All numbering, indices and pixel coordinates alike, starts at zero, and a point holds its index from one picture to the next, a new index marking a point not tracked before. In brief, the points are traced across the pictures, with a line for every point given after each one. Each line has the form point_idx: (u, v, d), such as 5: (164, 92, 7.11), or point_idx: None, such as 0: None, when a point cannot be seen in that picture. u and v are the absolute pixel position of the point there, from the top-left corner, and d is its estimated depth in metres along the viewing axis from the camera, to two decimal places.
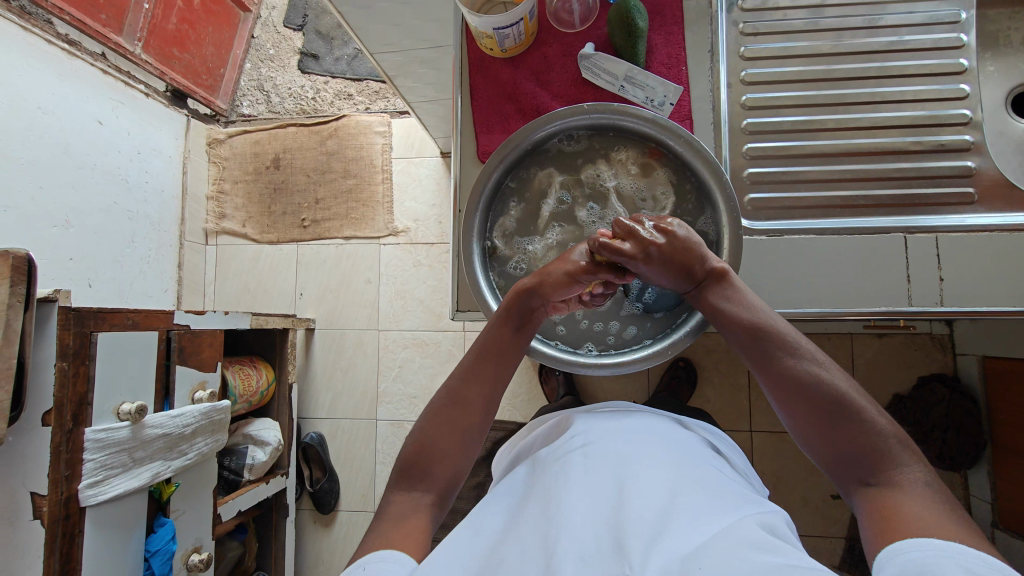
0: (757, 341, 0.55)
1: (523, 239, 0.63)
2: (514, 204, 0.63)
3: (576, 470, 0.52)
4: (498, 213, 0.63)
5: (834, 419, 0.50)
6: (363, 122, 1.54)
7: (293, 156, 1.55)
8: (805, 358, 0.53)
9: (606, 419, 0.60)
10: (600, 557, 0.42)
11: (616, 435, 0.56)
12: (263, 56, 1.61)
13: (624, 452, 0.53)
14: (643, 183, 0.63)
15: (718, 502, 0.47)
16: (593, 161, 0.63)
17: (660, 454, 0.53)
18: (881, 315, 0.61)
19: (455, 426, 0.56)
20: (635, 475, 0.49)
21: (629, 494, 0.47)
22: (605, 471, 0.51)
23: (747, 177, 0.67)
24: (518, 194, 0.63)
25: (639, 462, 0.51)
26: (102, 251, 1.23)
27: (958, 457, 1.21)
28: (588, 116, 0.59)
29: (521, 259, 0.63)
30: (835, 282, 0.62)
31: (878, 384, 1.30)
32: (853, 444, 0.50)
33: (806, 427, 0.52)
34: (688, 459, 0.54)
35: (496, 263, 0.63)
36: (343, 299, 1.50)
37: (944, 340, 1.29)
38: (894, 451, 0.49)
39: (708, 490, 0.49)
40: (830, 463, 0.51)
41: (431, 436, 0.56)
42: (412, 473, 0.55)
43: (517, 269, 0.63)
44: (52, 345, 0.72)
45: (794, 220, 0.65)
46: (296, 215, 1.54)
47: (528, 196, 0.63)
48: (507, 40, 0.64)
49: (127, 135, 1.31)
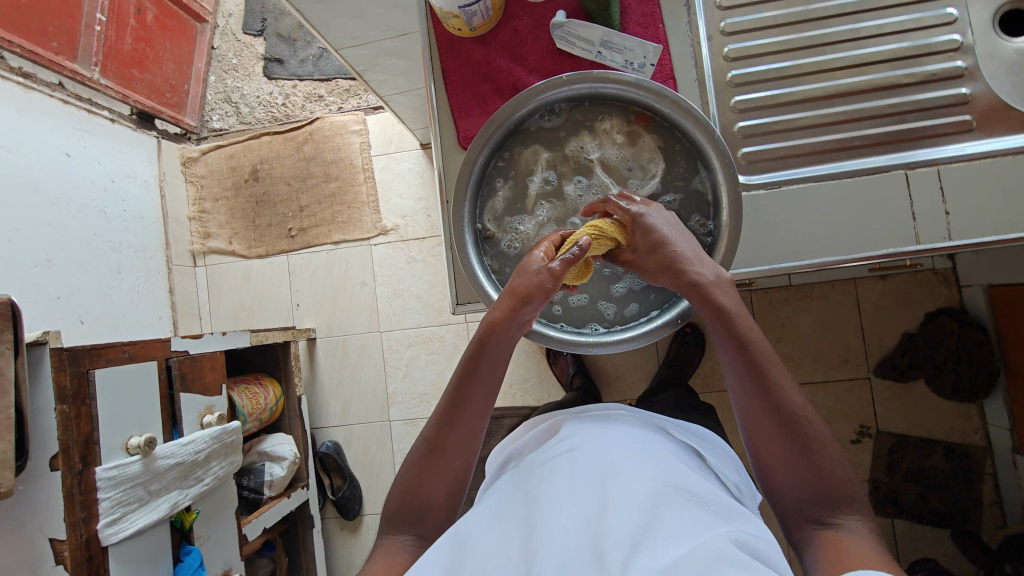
0: (749, 361, 0.51)
1: (513, 220, 0.61)
2: (500, 184, 0.61)
3: (551, 481, 0.52)
4: (486, 195, 0.61)
5: (802, 452, 0.49)
6: (338, 122, 1.50)
7: (271, 165, 1.52)
8: (795, 387, 0.51)
9: (593, 424, 0.60)
10: (579, 572, 0.43)
11: (601, 440, 0.56)
12: (226, 66, 1.57)
13: (608, 459, 0.53)
14: (631, 151, 0.60)
15: (702, 520, 0.46)
16: (578, 133, 0.60)
17: (645, 461, 0.52)
18: (888, 257, 0.60)
19: (436, 469, 0.55)
20: (615, 487, 0.49)
21: (613, 503, 0.47)
22: (585, 481, 0.50)
23: (737, 131, 0.64)
24: (504, 173, 0.61)
25: (623, 468, 0.51)
26: (89, 285, 1.20)
27: (972, 388, 1.21)
28: (567, 87, 0.56)
29: (515, 240, 0.61)
30: (839, 228, 0.61)
31: (886, 325, 1.30)
32: (818, 480, 0.48)
33: (776, 454, 0.50)
34: (675, 464, 0.53)
35: (489, 247, 0.61)
36: (341, 304, 1.48)
37: (948, 274, 1.28)
38: (852, 495, 0.48)
39: (692, 500, 0.48)
40: (784, 493, 0.50)
41: (419, 471, 0.55)
42: (403, 513, 0.54)
43: (511, 251, 0.61)
44: (49, 389, 0.70)
45: (791, 170, 0.63)
46: (282, 225, 1.51)
47: (514, 174, 0.61)
48: (475, 17, 0.61)
49: (98, 164, 1.27)
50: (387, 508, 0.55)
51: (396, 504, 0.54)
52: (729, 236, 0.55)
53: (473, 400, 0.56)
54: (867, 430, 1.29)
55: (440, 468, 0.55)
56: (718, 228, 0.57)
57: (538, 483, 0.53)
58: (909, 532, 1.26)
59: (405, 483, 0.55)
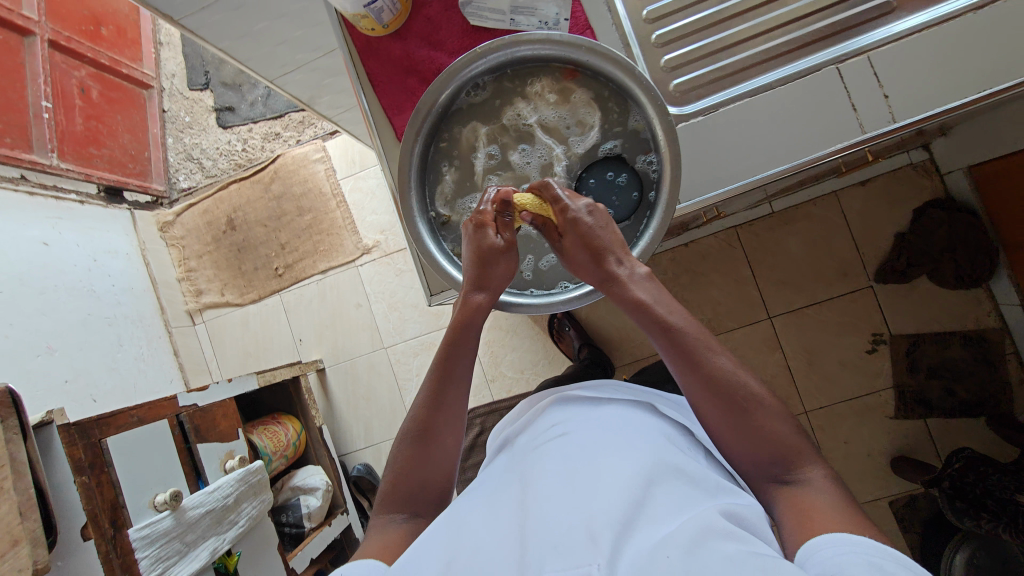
0: (677, 343, 0.54)
1: (464, 201, 0.61)
2: (445, 168, 0.61)
3: (533, 475, 0.54)
4: (433, 181, 0.61)
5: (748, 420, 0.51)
6: (299, 155, 1.52)
7: (245, 211, 1.54)
8: (734, 358, 0.53)
9: (575, 416, 0.62)
10: (570, 549, 0.43)
11: (589, 426, 0.59)
12: (181, 126, 1.59)
13: (599, 440, 0.55)
14: (567, 109, 0.59)
15: (692, 499, 0.48)
16: (512, 101, 0.60)
17: (637, 440, 0.55)
18: (837, 153, 0.60)
19: (430, 449, 0.58)
20: (608, 462, 0.51)
21: (603, 484, 0.49)
22: (568, 467, 0.53)
23: (664, 65, 0.64)
24: (447, 155, 0.61)
25: (613, 453, 0.53)
26: (94, 363, 1.23)
27: (974, 275, 1.20)
28: (487, 57, 0.56)
29: (471, 220, 0.62)
30: (784, 136, 0.61)
31: (877, 231, 1.29)
32: (766, 442, 0.51)
33: (721, 424, 0.52)
34: (666, 443, 0.56)
35: (448, 232, 0.62)
36: (341, 330, 1.49)
37: (927, 165, 1.27)
38: (806, 452, 0.50)
39: (683, 478, 0.50)
40: (743, 457, 0.52)
41: (418, 452, 0.57)
42: (399, 490, 0.57)
43: None
44: (66, 464, 0.72)
45: (725, 90, 0.63)
46: (269, 266, 1.53)
47: (457, 155, 0.60)
48: (383, 13, 0.62)
49: (78, 246, 1.30)
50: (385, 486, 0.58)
51: (395, 483, 0.57)
52: (670, 173, 0.54)
53: (456, 380, 0.59)
54: (880, 337, 1.29)
55: (434, 449, 0.58)
56: (662, 167, 0.56)
57: (524, 478, 0.55)
58: (943, 426, 1.25)
59: (403, 464, 0.58)
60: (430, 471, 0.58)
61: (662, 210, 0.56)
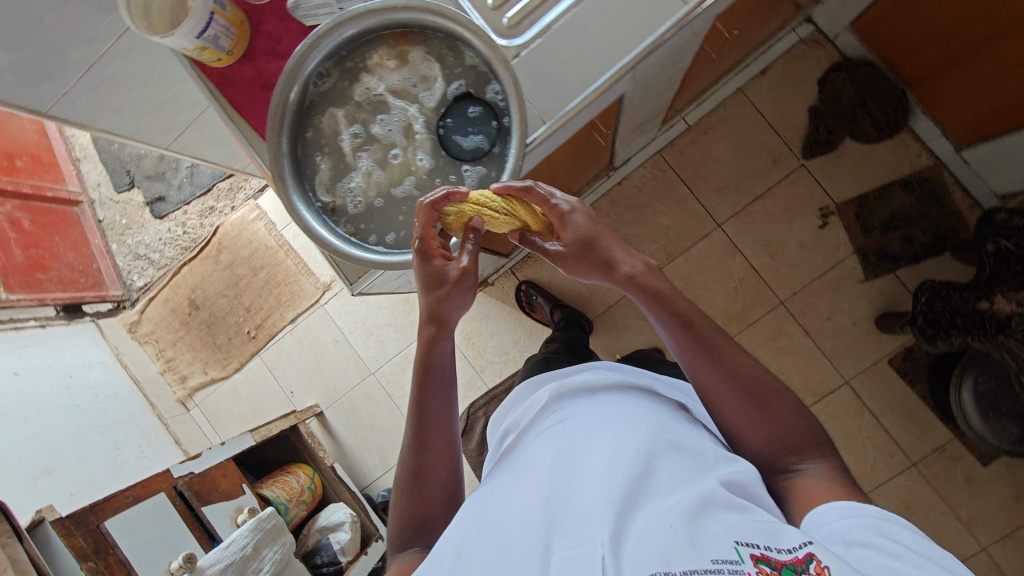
0: (697, 334, 0.56)
1: (343, 183, 0.62)
2: (317, 158, 0.61)
3: (539, 453, 0.57)
4: (309, 174, 0.61)
5: (763, 408, 0.54)
6: (237, 219, 1.55)
7: (203, 288, 1.56)
8: (749, 359, 0.56)
9: (575, 402, 0.64)
10: (580, 523, 0.46)
11: (587, 405, 0.62)
12: (120, 229, 1.63)
13: (600, 416, 0.59)
14: (409, 70, 0.61)
15: (692, 468, 0.51)
16: (357, 79, 0.61)
17: (637, 414, 0.59)
18: (673, 31, 0.62)
19: (427, 470, 0.62)
20: (608, 434, 0.55)
21: (605, 459, 0.51)
22: (572, 443, 0.56)
23: (487, 3, 0.63)
24: (315, 147, 0.61)
25: (610, 431, 0.55)
26: (97, 471, 1.25)
27: (890, 122, 1.25)
28: (320, 43, 0.57)
29: (357, 198, 0.62)
30: (619, 32, 0.63)
31: (791, 112, 1.32)
32: (780, 429, 0.54)
33: (737, 410, 0.55)
34: (667, 421, 0.60)
35: (340, 218, 0.61)
36: (327, 369, 1.52)
37: (815, 37, 1.30)
38: (807, 428, 0.55)
39: (684, 452, 0.53)
40: (757, 453, 0.55)
41: (426, 454, 0.63)
42: (409, 526, 0.60)
43: (359, 208, 0.62)
44: (68, 554, 0.75)
45: (551, 9, 0.63)
46: (241, 332, 1.55)
47: (324, 144, 0.61)
48: (220, 40, 0.64)
49: (50, 367, 1.32)
50: (396, 489, 0.63)
51: (407, 486, 0.62)
52: (516, 92, 0.55)
53: (436, 410, 0.63)
54: (827, 209, 1.31)
55: (438, 452, 0.63)
56: (508, 89, 0.57)
57: (527, 458, 0.58)
58: (913, 274, 1.27)
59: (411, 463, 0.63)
60: (440, 475, 0.63)
61: (516, 128, 0.57)
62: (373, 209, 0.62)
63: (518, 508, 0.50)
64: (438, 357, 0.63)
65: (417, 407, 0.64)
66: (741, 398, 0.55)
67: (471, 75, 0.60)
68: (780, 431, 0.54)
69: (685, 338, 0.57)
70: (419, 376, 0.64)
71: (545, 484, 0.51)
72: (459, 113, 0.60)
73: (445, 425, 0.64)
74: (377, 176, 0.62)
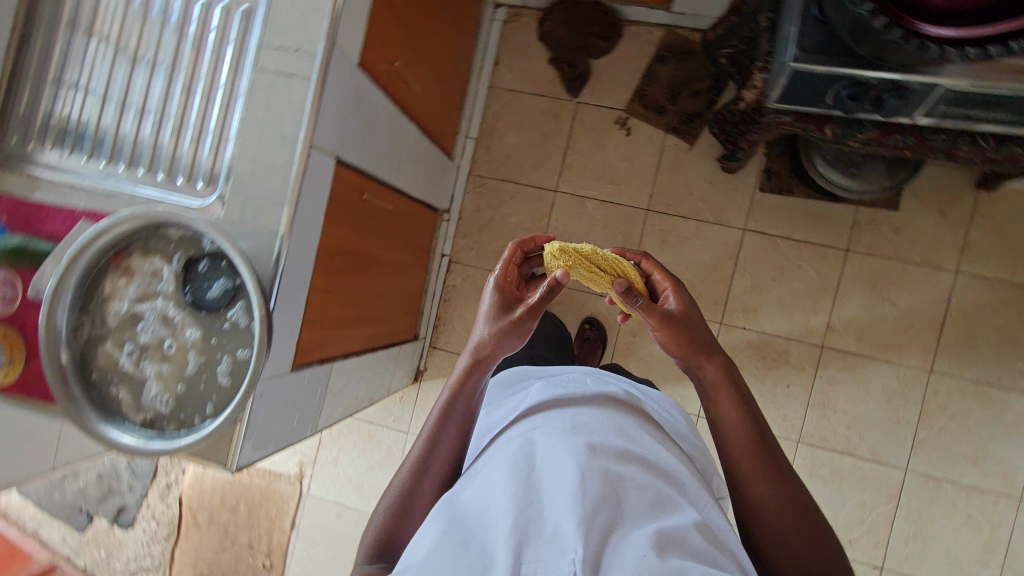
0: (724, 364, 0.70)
1: (145, 396, 0.69)
2: (115, 392, 0.69)
3: (510, 457, 0.61)
4: (116, 408, 0.69)
5: (772, 463, 0.65)
6: (191, 477, 1.56)
7: (203, 557, 1.54)
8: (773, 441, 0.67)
9: (551, 409, 0.70)
10: (552, 529, 0.52)
11: (561, 416, 0.68)
12: (103, 561, 1.62)
13: (569, 426, 0.64)
14: (140, 276, 0.70)
15: (660, 495, 0.59)
16: (106, 312, 0.70)
17: (609, 430, 0.66)
18: (317, 98, 0.70)
19: (422, 484, 0.68)
20: (581, 449, 0.60)
21: (580, 467, 0.57)
22: (547, 454, 0.60)
23: (182, 183, 0.75)
24: (108, 384, 0.69)
25: (583, 442, 0.61)
26: None
27: (609, 27, 1.37)
28: (54, 306, 0.66)
29: (162, 399, 0.69)
30: (282, 127, 0.72)
31: (539, 74, 1.45)
32: (780, 501, 0.63)
33: (751, 462, 0.65)
34: (640, 439, 0.68)
35: (159, 425, 0.68)
36: (349, 544, 1.48)
37: (513, 12, 1.45)
38: (796, 497, 0.63)
39: (652, 478, 0.61)
40: (769, 537, 0.63)
41: (432, 450, 0.69)
42: (385, 540, 0.64)
43: (169, 406, 0.69)
44: None
45: (224, 155, 0.75)
46: (258, 568, 1.52)
47: (114, 376, 0.69)
48: None
49: None
50: (393, 484, 0.68)
51: (406, 485, 0.67)
52: (207, 227, 0.64)
53: (462, 406, 0.71)
54: (621, 118, 1.41)
55: (443, 456, 0.70)
56: (205, 231, 0.66)
57: (497, 461, 0.62)
58: None
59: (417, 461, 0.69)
60: (436, 478, 0.69)
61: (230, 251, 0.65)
62: (178, 399, 0.69)
63: (493, 515, 0.55)
64: (475, 381, 0.72)
65: (444, 410, 0.71)
66: (753, 448, 0.65)
67: (184, 242, 0.69)
68: (787, 503, 0.63)
69: (713, 364, 0.69)
70: (460, 378, 0.72)
71: (516, 493, 0.56)
72: (193, 275, 0.69)
73: (457, 435, 0.71)
74: (163, 372, 0.69)
